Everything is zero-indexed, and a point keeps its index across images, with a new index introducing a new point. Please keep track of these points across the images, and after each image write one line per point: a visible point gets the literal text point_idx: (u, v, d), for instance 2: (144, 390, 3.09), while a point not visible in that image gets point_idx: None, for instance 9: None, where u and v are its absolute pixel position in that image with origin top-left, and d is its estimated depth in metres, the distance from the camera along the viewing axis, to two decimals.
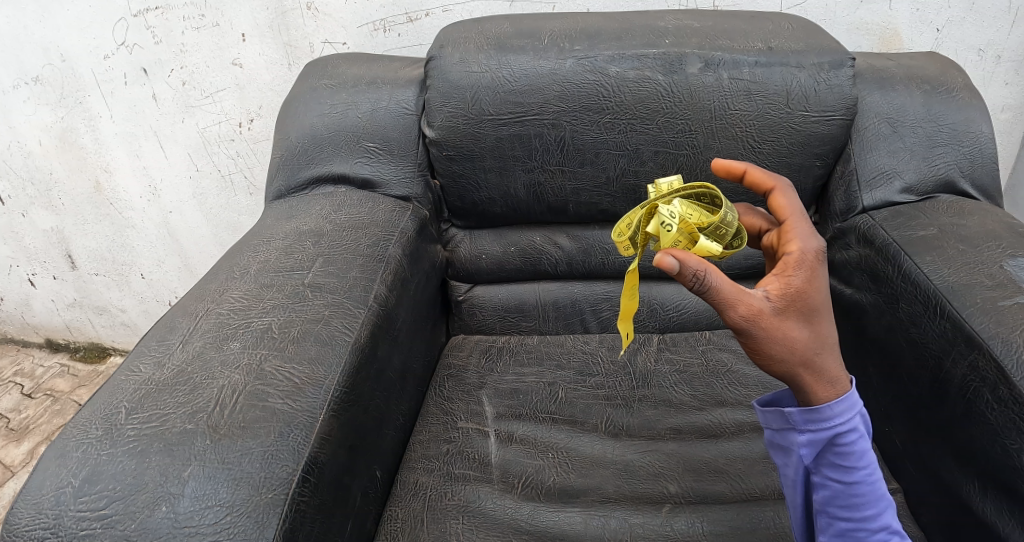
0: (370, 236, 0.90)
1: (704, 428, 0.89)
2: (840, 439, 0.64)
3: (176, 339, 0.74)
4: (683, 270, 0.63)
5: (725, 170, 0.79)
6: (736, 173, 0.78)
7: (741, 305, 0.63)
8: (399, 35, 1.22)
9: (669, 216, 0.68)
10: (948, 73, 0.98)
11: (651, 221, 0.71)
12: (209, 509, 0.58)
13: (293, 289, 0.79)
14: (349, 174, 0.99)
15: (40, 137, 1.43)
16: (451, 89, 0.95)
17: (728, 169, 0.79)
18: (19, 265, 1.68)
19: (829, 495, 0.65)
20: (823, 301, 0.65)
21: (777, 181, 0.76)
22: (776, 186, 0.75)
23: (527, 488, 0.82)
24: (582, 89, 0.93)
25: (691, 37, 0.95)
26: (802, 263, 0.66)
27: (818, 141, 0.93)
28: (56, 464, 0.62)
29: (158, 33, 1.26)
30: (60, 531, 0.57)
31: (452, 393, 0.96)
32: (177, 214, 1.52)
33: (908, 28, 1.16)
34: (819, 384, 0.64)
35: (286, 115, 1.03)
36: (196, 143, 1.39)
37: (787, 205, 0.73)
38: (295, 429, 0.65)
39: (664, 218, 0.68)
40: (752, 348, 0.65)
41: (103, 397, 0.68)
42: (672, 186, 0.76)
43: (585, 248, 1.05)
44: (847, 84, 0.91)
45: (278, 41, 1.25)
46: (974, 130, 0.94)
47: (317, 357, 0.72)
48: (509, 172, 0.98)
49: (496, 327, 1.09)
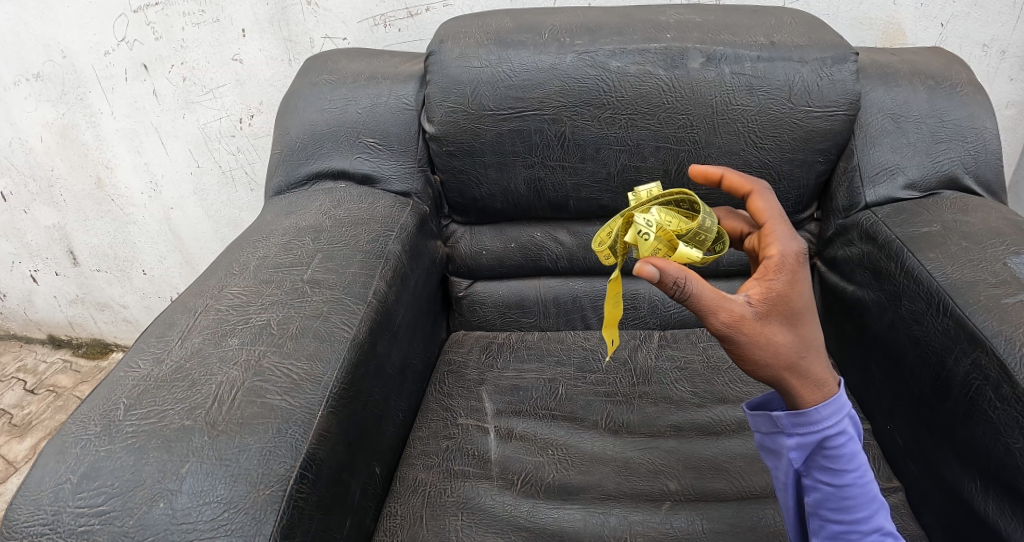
0: (369, 231, 0.89)
1: (705, 425, 0.89)
2: (829, 441, 0.63)
3: (175, 335, 0.73)
4: (664, 278, 0.63)
5: (703, 176, 0.79)
6: (714, 178, 0.78)
7: (723, 311, 0.63)
8: (399, 30, 1.21)
9: (645, 224, 0.68)
10: (952, 68, 0.97)
11: (628, 231, 0.70)
12: (207, 505, 0.58)
13: (293, 286, 0.79)
14: (349, 169, 0.99)
15: (40, 134, 1.43)
16: (450, 84, 0.94)
17: (706, 175, 0.79)
18: (21, 261, 1.68)
19: (820, 497, 0.65)
20: (806, 303, 0.65)
21: (755, 184, 0.75)
22: (754, 190, 0.75)
23: (527, 484, 0.82)
24: (583, 84, 0.92)
25: (692, 32, 0.94)
26: (783, 266, 0.65)
27: (821, 136, 0.92)
28: (55, 460, 0.62)
29: (158, 29, 1.26)
30: (59, 528, 0.57)
31: (452, 389, 0.96)
32: (179, 210, 1.52)
33: (911, 23, 1.15)
34: (804, 387, 0.64)
35: (286, 111, 1.02)
36: (197, 139, 1.39)
37: (766, 208, 0.72)
38: (294, 426, 0.64)
39: (641, 227, 0.68)
40: (736, 353, 0.65)
41: (103, 393, 0.68)
42: (652, 193, 0.76)
43: (585, 245, 1.04)
44: (850, 79, 0.90)
45: (278, 37, 1.24)
46: (978, 126, 0.93)
47: (315, 354, 0.71)
48: (510, 168, 0.97)
49: (497, 322, 1.09)
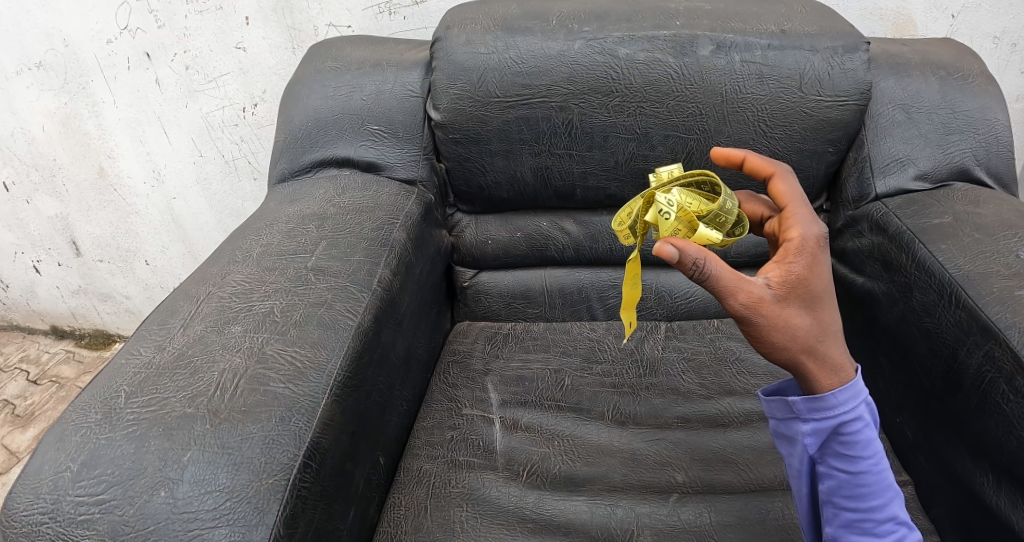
0: (374, 219, 0.88)
1: (712, 417, 0.88)
2: (845, 427, 0.62)
3: (177, 323, 0.72)
4: (682, 259, 0.62)
5: (724, 159, 0.77)
6: (736, 161, 0.77)
7: (742, 293, 0.62)
8: (404, 18, 1.20)
9: (666, 204, 0.68)
10: (964, 59, 0.95)
11: (649, 211, 0.70)
12: (208, 494, 0.57)
13: (296, 273, 0.78)
14: (352, 157, 0.98)
15: (42, 123, 1.43)
16: (457, 71, 0.93)
17: (728, 158, 0.78)
18: (24, 251, 1.67)
19: (835, 484, 0.64)
20: (825, 287, 0.64)
21: (776, 167, 0.74)
22: (776, 172, 0.73)
23: (533, 476, 0.81)
24: (590, 71, 0.91)
25: (703, 19, 0.93)
26: (802, 249, 0.64)
27: (832, 126, 0.91)
28: (54, 449, 0.61)
29: (161, 17, 1.24)
30: (59, 517, 0.57)
31: (457, 379, 0.95)
32: (181, 199, 1.51)
33: (922, 14, 1.13)
34: (821, 371, 0.63)
35: (290, 98, 1.01)
36: (200, 128, 1.38)
37: (787, 191, 0.71)
38: (297, 414, 0.64)
39: (662, 207, 0.68)
40: (753, 335, 0.64)
41: (103, 381, 0.67)
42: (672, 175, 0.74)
43: (592, 235, 1.03)
44: (862, 68, 0.89)
45: (282, 25, 1.23)
46: (990, 117, 0.92)
47: (319, 342, 0.70)
48: (516, 156, 0.96)
49: (502, 313, 1.08)
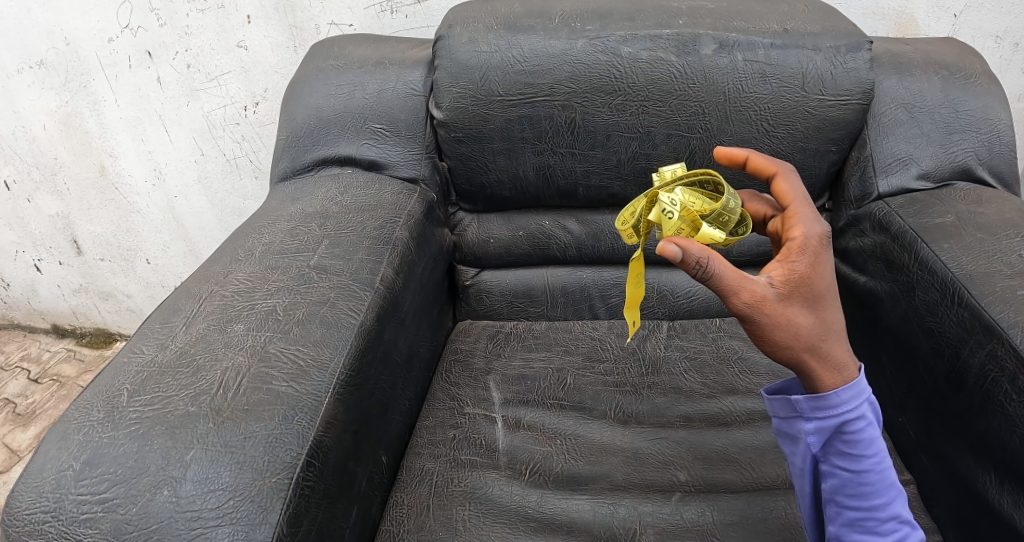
0: (377, 218, 0.88)
1: (715, 416, 0.88)
2: (848, 426, 0.62)
3: (179, 321, 0.72)
4: (685, 258, 0.62)
5: (726, 158, 0.77)
6: (738, 161, 0.77)
7: (745, 292, 0.62)
8: (406, 16, 1.20)
9: (669, 203, 0.68)
10: (967, 58, 0.95)
11: (652, 210, 0.70)
12: (211, 493, 0.57)
13: (298, 272, 0.78)
14: (355, 156, 0.98)
15: (44, 122, 1.42)
16: (459, 69, 0.93)
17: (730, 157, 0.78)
18: (25, 250, 1.67)
19: (838, 483, 0.64)
20: (828, 286, 0.63)
21: (779, 166, 0.74)
22: (778, 172, 0.73)
23: (535, 475, 0.81)
24: (593, 70, 0.91)
25: (705, 18, 0.93)
26: (805, 248, 0.64)
27: (835, 125, 0.91)
28: (56, 448, 0.61)
29: (162, 16, 1.24)
30: (62, 515, 0.57)
31: (459, 378, 0.95)
32: (183, 198, 1.51)
33: (924, 13, 1.13)
34: (824, 370, 0.63)
35: (292, 96, 1.01)
36: (201, 126, 1.38)
37: (790, 191, 0.71)
38: (300, 413, 0.64)
39: (665, 206, 0.67)
40: (755, 334, 0.64)
41: (106, 380, 0.67)
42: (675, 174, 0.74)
43: (594, 234, 1.03)
44: (865, 67, 0.89)
45: (284, 23, 1.23)
46: (992, 116, 0.92)
47: (322, 340, 0.70)
48: (519, 154, 0.96)
49: (504, 312, 1.08)
